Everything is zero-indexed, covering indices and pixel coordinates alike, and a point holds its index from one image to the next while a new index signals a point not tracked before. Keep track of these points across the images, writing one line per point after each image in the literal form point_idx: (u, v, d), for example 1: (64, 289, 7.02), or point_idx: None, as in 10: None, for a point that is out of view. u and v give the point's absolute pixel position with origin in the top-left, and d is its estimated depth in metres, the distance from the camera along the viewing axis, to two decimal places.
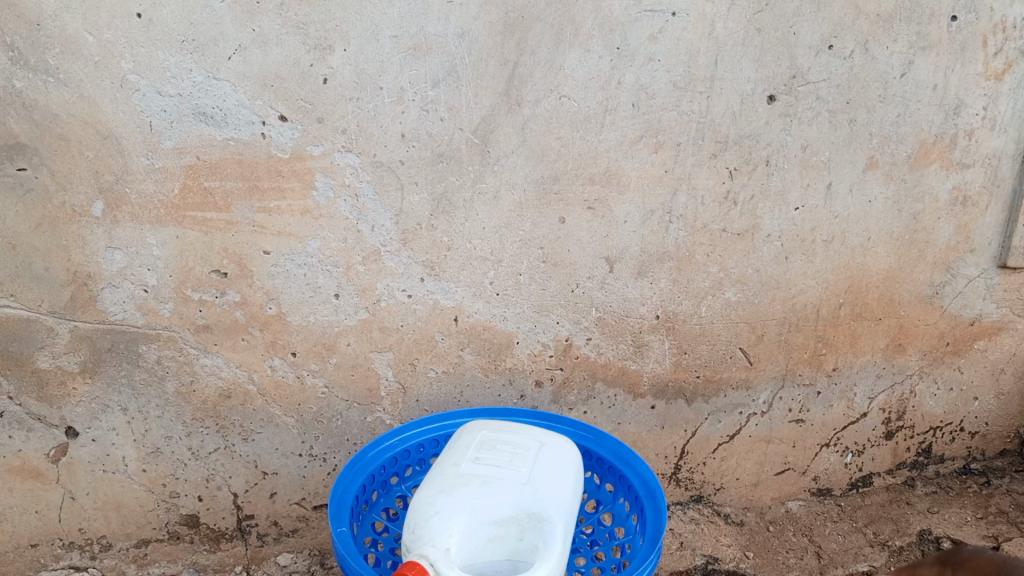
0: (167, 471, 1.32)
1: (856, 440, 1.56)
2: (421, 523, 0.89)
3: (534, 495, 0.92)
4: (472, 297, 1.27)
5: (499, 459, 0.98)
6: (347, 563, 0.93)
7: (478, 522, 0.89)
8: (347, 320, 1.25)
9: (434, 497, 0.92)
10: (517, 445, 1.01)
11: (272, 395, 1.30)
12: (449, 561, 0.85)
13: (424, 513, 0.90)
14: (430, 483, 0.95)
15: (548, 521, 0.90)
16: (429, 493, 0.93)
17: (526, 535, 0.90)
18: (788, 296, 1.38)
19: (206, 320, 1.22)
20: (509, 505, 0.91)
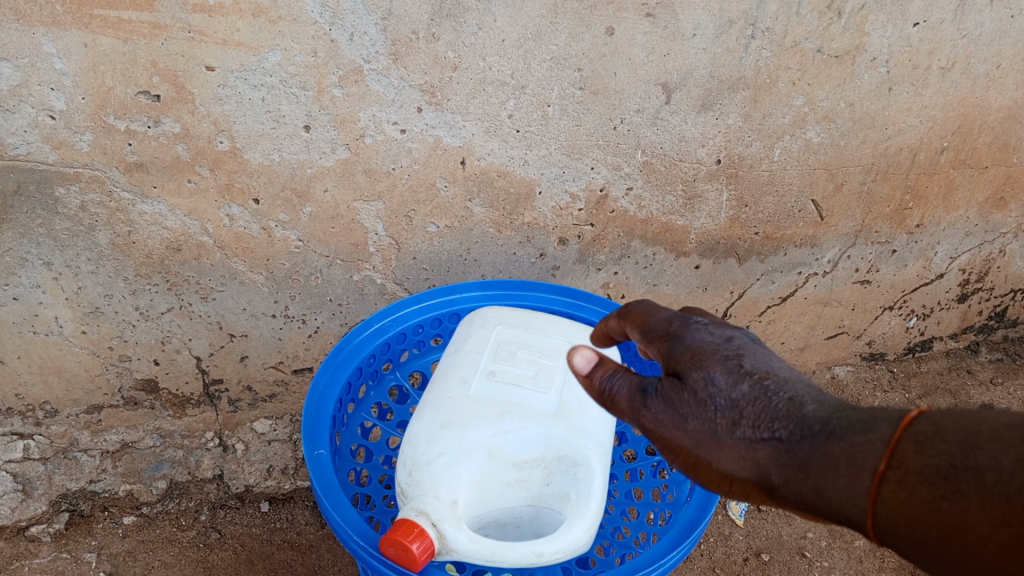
0: (113, 333, 1.09)
1: (924, 303, 1.34)
2: (419, 463, 0.69)
3: (566, 431, 0.72)
4: (484, 133, 0.98)
5: (521, 374, 0.76)
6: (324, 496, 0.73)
7: (494, 465, 0.70)
8: (322, 160, 0.97)
9: (438, 428, 0.72)
10: (543, 351, 0.79)
11: (233, 249, 1.04)
12: (456, 520, 0.66)
13: (424, 451, 0.70)
14: (432, 403, 0.74)
15: (584, 467, 0.71)
16: (431, 420, 0.72)
17: (553, 482, 0.71)
18: (881, 137, 1.10)
19: (138, 157, 0.93)
20: (534, 442, 0.71)
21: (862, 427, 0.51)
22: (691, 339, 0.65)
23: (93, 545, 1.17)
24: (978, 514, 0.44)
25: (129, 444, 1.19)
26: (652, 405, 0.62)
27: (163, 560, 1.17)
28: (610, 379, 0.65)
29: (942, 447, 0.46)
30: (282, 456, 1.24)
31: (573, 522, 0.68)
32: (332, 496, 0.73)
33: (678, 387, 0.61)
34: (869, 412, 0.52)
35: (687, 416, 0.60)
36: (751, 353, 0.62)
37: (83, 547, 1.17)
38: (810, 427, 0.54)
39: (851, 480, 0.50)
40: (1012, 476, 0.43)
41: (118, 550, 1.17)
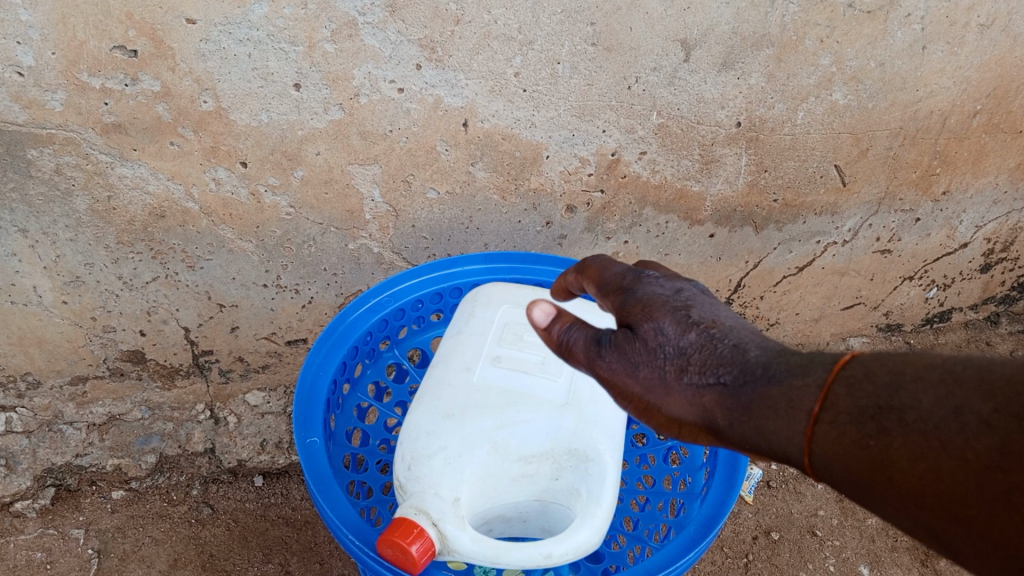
0: (95, 303, 1.04)
1: (946, 273, 1.29)
2: (420, 457, 0.66)
3: (576, 423, 0.68)
4: (488, 93, 0.92)
5: (527, 361, 0.73)
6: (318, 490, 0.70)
7: (499, 459, 0.66)
8: (314, 121, 0.91)
9: (440, 421, 0.68)
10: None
11: (220, 216, 0.98)
12: (459, 520, 0.62)
13: (425, 444, 0.66)
14: (433, 393, 0.71)
15: (595, 462, 0.67)
16: (431, 412, 0.69)
17: (563, 477, 0.67)
18: (912, 100, 1.03)
19: (115, 118, 0.87)
20: (543, 435, 0.67)
21: (801, 372, 0.51)
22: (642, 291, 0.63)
23: (81, 521, 1.13)
24: (901, 448, 0.44)
25: (116, 416, 1.14)
26: (607, 355, 0.60)
27: (154, 537, 1.13)
28: (566, 330, 0.63)
29: (870, 388, 0.47)
30: (276, 430, 1.19)
31: (585, 519, 0.63)
32: (326, 491, 0.70)
33: (630, 336, 0.59)
34: (808, 359, 0.52)
35: (638, 363, 0.58)
36: (699, 303, 0.60)
37: (70, 523, 1.13)
38: (753, 372, 0.54)
39: (790, 421, 0.50)
40: (931, 414, 0.43)
41: (107, 526, 1.13)
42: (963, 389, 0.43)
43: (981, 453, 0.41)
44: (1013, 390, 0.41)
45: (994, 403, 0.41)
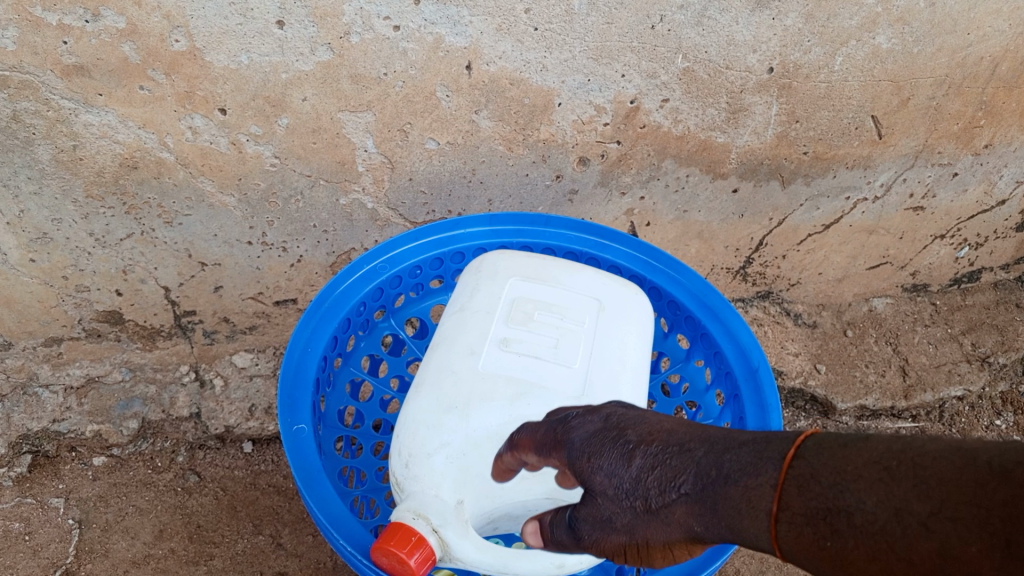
0: (66, 262, 0.96)
1: (979, 232, 1.21)
2: (420, 453, 0.63)
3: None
4: (495, 32, 0.82)
5: (539, 344, 0.70)
6: (303, 479, 0.72)
7: None
8: (301, 64, 0.81)
9: (443, 412, 0.65)
10: (565, 315, 0.72)
11: (198, 167, 0.89)
12: (461, 526, 0.59)
13: (425, 440, 0.63)
14: (433, 379, 0.68)
15: None
16: (434, 402, 0.66)
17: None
18: (962, 44, 0.93)
19: (76, 59, 0.77)
20: None
21: (751, 468, 0.46)
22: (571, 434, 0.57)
23: (60, 489, 1.07)
24: (855, 551, 0.40)
25: (95, 379, 1.07)
26: (585, 530, 0.55)
27: (138, 506, 1.07)
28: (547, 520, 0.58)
29: (818, 489, 0.42)
30: (266, 394, 1.12)
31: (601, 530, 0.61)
32: (312, 480, 0.72)
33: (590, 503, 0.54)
34: (762, 446, 0.47)
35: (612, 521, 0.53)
36: (631, 422, 0.55)
37: (49, 492, 1.06)
38: (708, 473, 0.48)
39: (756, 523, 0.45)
40: (876, 516, 0.39)
41: (88, 495, 1.07)
42: (905, 488, 0.39)
43: (926, 559, 0.37)
44: (948, 490, 0.37)
45: (931, 505, 0.37)
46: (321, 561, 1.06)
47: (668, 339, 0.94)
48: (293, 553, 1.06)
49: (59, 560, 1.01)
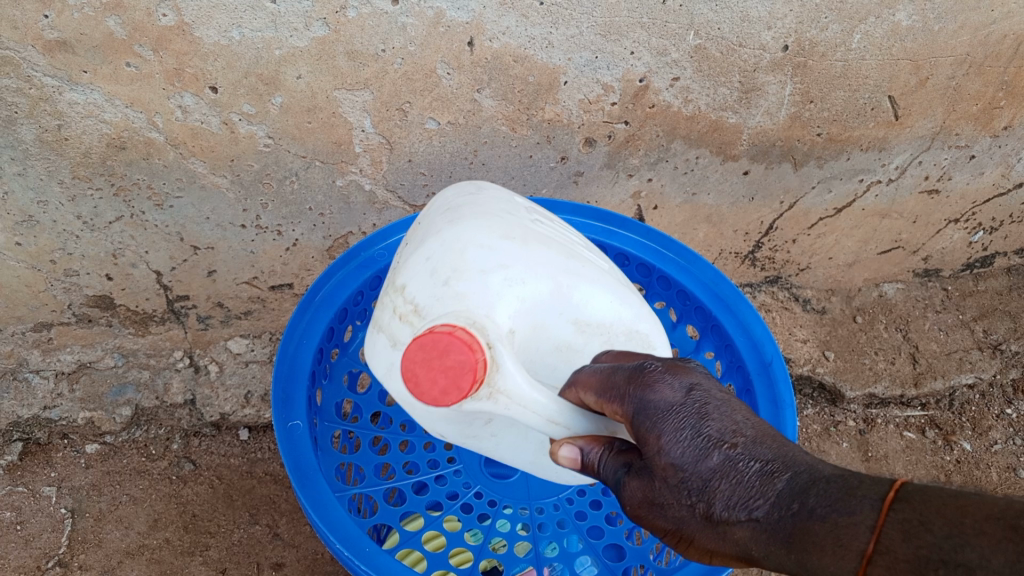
0: (54, 246, 0.92)
1: (994, 216, 1.16)
2: (469, 275, 0.63)
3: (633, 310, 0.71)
4: (499, 6, 0.78)
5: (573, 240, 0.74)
6: (298, 477, 0.71)
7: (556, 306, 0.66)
8: (295, 40, 0.78)
9: (498, 244, 0.65)
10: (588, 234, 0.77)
11: (189, 147, 0.86)
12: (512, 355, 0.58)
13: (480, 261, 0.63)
14: (478, 217, 0.68)
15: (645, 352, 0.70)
16: (483, 233, 0.66)
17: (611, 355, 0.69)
18: (985, 22, 0.89)
19: (58, 35, 0.73)
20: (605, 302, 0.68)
21: (842, 505, 0.41)
22: (646, 404, 0.52)
23: (52, 477, 1.04)
24: None
25: (87, 364, 1.04)
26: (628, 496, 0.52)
27: (132, 495, 1.04)
28: (599, 461, 0.56)
29: (930, 537, 0.36)
30: (262, 380, 1.09)
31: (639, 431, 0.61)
32: (307, 477, 0.72)
33: (647, 477, 0.51)
34: (848, 473, 0.43)
35: (664, 506, 0.50)
36: (716, 411, 0.50)
37: (41, 480, 1.03)
38: (787, 505, 0.43)
39: (836, 562, 0.40)
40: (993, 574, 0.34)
41: (81, 483, 1.04)
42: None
43: None
44: None
45: None
46: (319, 552, 1.04)
47: (677, 330, 0.92)
48: (290, 543, 1.04)
49: (51, 550, 0.99)
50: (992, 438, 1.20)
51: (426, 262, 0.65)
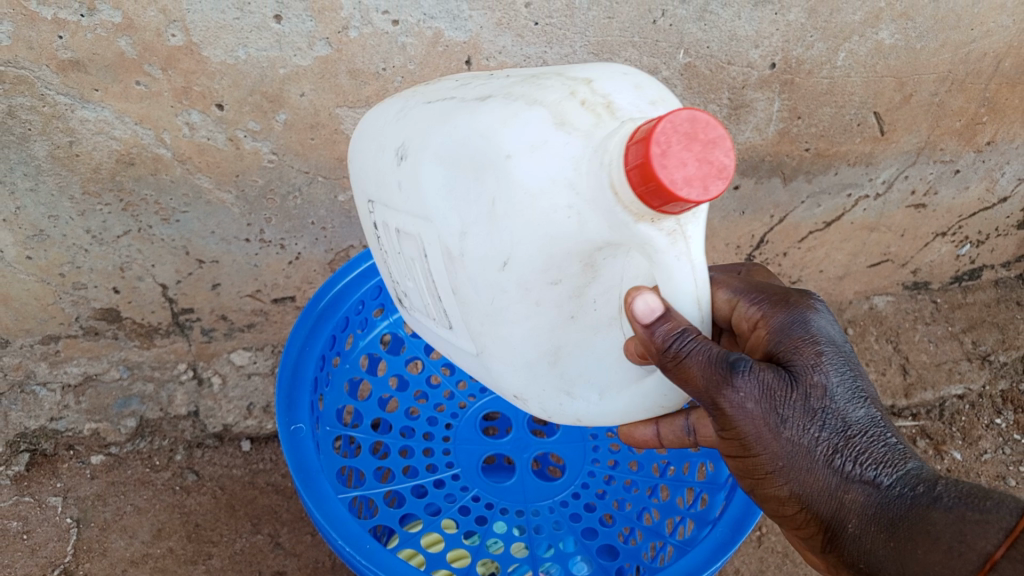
0: (63, 259, 0.95)
1: (980, 230, 1.19)
2: None
3: None
4: (495, 27, 0.83)
5: None
6: (302, 479, 0.75)
7: None
8: (299, 59, 0.82)
9: None
10: None
11: (195, 163, 0.89)
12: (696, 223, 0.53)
13: None
14: None
15: None
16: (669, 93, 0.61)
17: None
18: (965, 40, 0.92)
19: (72, 54, 0.77)
20: None
21: (975, 512, 0.53)
22: (807, 326, 0.61)
23: (58, 488, 1.05)
24: None
25: (93, 377, 1.06)
26: (741, 385, 0.56)
27: (136, 505, 1.06)
28: (670, 336, 0.54)
29: None
30: (264, 392, 1.12)
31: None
32: (311, 480, 0.75)
33: (787, 385, 0.57)
34: (968, 487, 0.56)
35: (785, 421, 0.56)
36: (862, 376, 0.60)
37: (47, 490, 1.05)
38: (917, 490, 0.56)
39: (950, 558, 0.52)
40: None
41: (86, 493, 1.05)
42: None
43: None
44: None
45: None
46: (320, 560, 1.06)
47: None
48: (292, 552, 1.06)
49: (57, 559, 1.00)
50: (981, 447, 1.21)
51: (625, 74, 0.57)
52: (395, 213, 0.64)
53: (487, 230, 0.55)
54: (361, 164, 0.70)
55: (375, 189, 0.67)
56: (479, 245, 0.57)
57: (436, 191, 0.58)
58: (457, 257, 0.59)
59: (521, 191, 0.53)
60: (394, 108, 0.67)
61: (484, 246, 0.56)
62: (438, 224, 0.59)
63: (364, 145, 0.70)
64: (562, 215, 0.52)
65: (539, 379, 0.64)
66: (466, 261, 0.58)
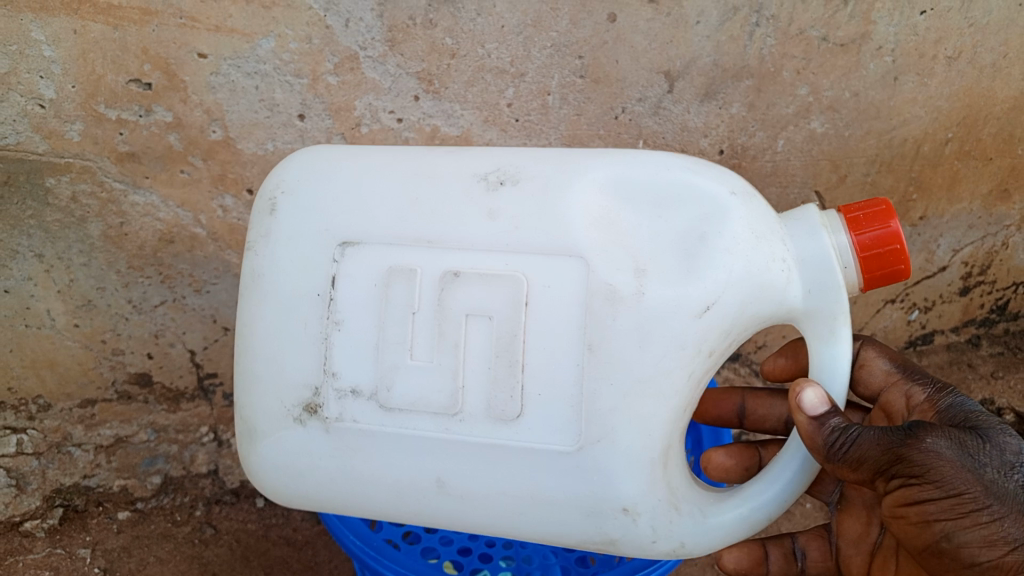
0: (106, 327, 1.08)
1: (926, 296, 1.30)
2: None
3: None
4: (483, 123, 0.99)
5: None
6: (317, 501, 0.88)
7: None
8: (318, 150, 0.98)
9: None
10: None
11: (226, 241, 1.03)
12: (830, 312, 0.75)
13: None
14: None
15: None
16: None
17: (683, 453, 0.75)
18: (886, 128, 1.07)
19: (130, 147, 0.94)
20: None
21: None
22: (974, 406, 0.72)
23: (87, 540, 1.14)
24: None
25: (123, 439, 1.15)
26: (929, 441, 0.66)
27: (159, 556, 1.15)
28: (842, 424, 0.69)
29: None
30: None
31: (780, 469, 0.75)
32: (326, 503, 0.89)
33: (978, 441, 0.67)
34: None
35: (985, 465, 0.65)
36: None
37: (77, 543, 1.13)
38: None
39: None
40: None
41: (113, 546, 1.14)
42: None
43: None
44: None
45: None
46: None
47: None
48: None
49: None
50: None
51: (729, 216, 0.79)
52: (496, 261, 0.68)
53: (681, 277, 0.66)
54: (381, 221, 0.71)
55: (447, 231, 0.69)
56: (671, 297, 0.66)
57: (603, 227, 0.67)
58: (635, 298, 0.66)
59: (737, 234, 0.67)
60: (451, 162, 0.73)
61: (688, 294, 0.66)
62: (602, 269, 0.66)
63: (391, 191, 0.72)
64: (774, 269, 0.68)
65: (654, 482, 0.69)
66: (650, 305, 0.66)
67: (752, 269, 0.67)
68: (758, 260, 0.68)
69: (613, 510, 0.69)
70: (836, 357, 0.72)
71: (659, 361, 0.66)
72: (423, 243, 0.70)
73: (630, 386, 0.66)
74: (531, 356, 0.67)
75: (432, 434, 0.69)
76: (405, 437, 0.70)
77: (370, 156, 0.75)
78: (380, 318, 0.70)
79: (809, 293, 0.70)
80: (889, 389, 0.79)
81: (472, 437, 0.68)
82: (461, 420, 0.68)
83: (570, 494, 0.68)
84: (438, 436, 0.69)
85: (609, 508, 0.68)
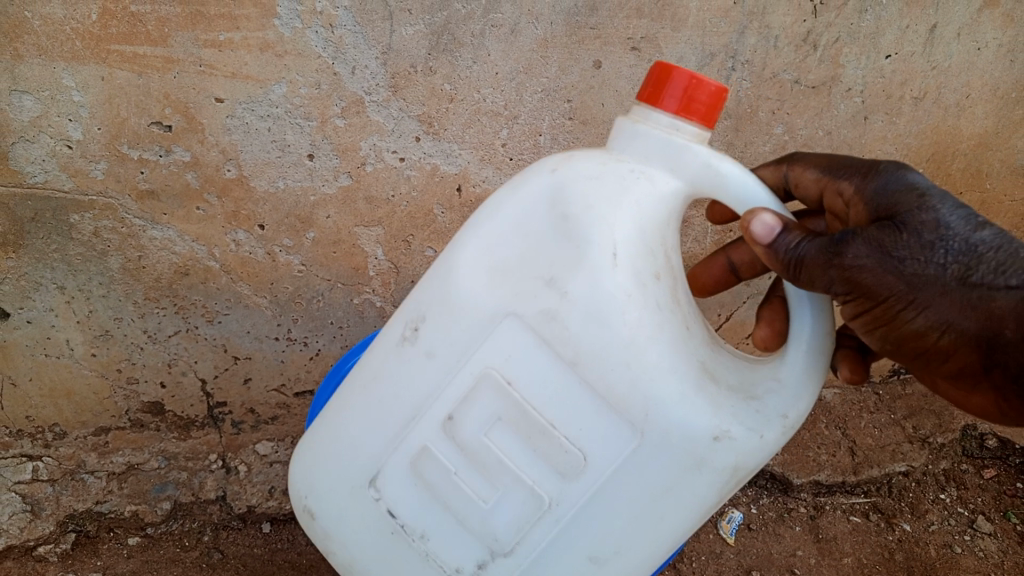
0: (122, 356, 1.13)
1: None
2: None
3: None
4: (479, 161, 1.06)
5: None
6: None
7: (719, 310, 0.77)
8: (324, 187, 1.04)
9: None
10: None
11: (238, 273, 1.09)
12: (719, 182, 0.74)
13: None
14: None
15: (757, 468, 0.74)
16: None
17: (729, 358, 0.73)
18: None
19: (150, 185, 1.00)
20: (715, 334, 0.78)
21: None
22: (902, 181, 0.71)
23: (98, 565, 1.19)
24: None
25: (135, 466, 1.20)
26: (849, 250, 0.67)
27: None
28: (792, 242, 0.69)
29: None
30: (283, 477, 1.24)
31: (798, 301, 0.73)
32: None
33: (890, 234, 0.67)
34: None
35: (904, 259, 0.67)
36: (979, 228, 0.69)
37: (88, 568, 1.18)
38: None
39: None
40: None
41: (123, 570, 1.19)
42: None
43: None
44: None
45: None
46: None
47: None
48: None
49: None
50: (928, 519, 1.38)
51: None
52: (460, 383, 0.67)
53: (580, 261, 0.64)
54: (366, 452, 0.70)
55: (412, 394, 0.69)
56: (587, 280, 0.64)
57: (493, 279, 0.66)
58: (566, 303, 0.64)
59: (582, 185, 0.66)
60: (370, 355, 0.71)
61: (592, 259, 0.64)
62: (533, 318, 0.65)
63: (349, 420, 0.71)
64: (631, 180, 0.67)
65: (718, 406, 0.66)
66: (576, 302, 0.64)
67: (619, 200, 0.65)
68: (614, 191, 0.65)
69: (709, 446, 0.66)
70: (748, 186, 0.69)
71: (625, 330, 0.64)
72: (410, 421, 0.69)
73: (620, 369, 0.64)
74: (557, 420, 0.66)
75: (544, 536, 0.68)
76: (529, 562, 0.69)
77: (319, 434, 0.74)
78: (430, 494, 0.69)
79: (674, 173, 0.68)
80: (826, 191, 0.79)
81: (572, 507, 0.67)
82: (552, 509, 0.67)
83: (683, 478, 0.67)
84: (552, 533, 0.68)
85: (705, 449, 0.66)
